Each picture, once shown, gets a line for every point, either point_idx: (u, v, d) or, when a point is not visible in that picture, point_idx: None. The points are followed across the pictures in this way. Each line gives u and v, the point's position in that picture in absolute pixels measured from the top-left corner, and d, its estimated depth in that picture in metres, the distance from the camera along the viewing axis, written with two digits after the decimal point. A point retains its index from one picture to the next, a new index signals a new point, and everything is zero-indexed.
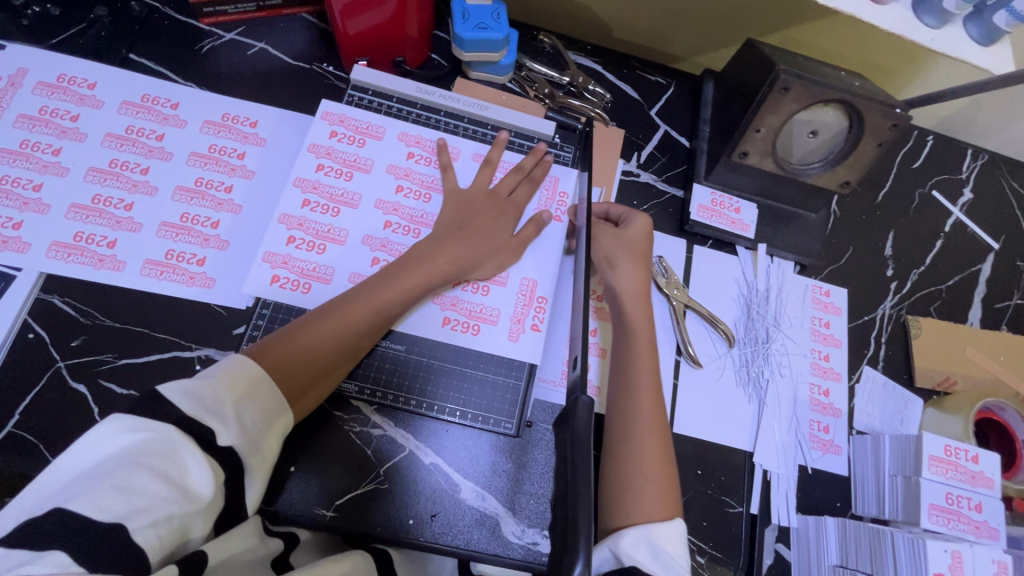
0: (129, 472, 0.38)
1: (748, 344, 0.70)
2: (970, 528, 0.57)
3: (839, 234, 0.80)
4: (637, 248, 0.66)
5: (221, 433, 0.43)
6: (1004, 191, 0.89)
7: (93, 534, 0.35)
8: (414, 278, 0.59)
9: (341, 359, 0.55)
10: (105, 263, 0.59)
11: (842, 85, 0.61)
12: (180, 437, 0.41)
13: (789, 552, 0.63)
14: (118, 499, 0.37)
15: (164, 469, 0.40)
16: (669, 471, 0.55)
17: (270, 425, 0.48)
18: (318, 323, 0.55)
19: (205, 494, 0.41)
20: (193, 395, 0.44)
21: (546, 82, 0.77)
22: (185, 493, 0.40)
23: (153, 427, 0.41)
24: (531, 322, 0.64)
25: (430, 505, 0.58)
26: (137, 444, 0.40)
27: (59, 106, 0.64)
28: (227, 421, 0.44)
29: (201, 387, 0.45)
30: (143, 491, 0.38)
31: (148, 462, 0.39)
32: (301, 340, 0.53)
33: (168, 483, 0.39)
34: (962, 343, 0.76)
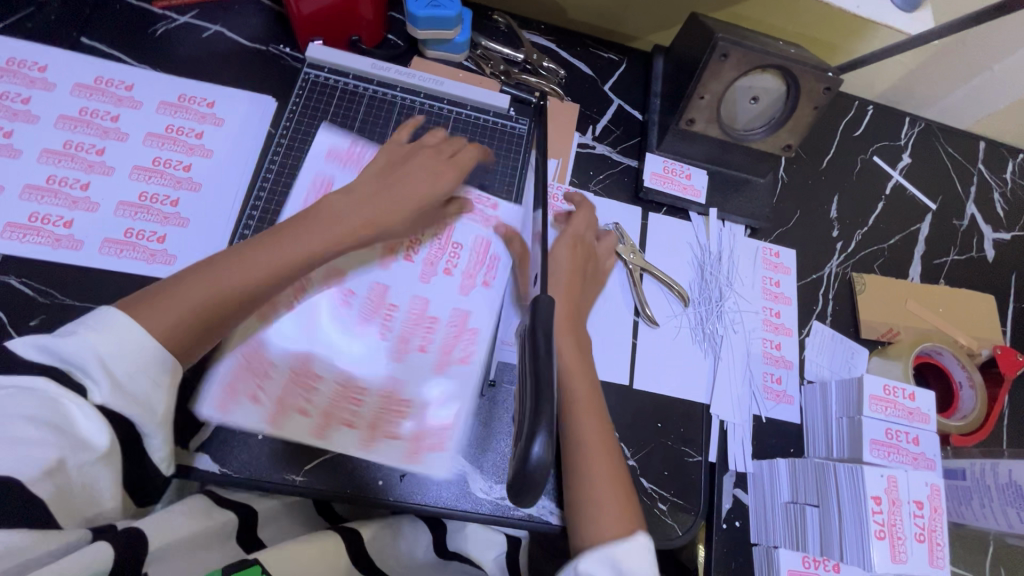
0: (12, 425, 0.39)
1: (703, 304, 0.73)
2: (908, 459, 0.60)
3: (787, 199, 0.84)
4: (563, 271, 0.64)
5: (96, 389, 0.42)
6: (941, 155, 0.94)
7: None
8: (330, 233, 0.55)
9: (230, 318, 0.51)
10: (62, 243, 0.59)
11: (778, 51, 0.65)
12: (58, 389, 0.41)
13: (747, 495, 0.66)
14: (4, 451, 0.38)
15: (51, 419, 0.40)
16: (620, 483, 0.55)
17: (151, 374, 0.45)
18: (214, 275, 0.50)
19: (98, 443, 0.41)
20: (61, 354, 0.42)
21: (501, 60, 0.79)
22: (75, 441, 0.41)
23: (25, 384, 0.41)
24: (482, 278, 0.63)
25: (399, 465, 0.59)
26: (13, 399, 0.40)
27: (10, 89, 0.63)
28: (96, 376, 0.42)
29: (68, 342, 0.42)
30: (31, 441, 0.39)
31: (32, 414, 0.40)
32: (197, 292, 0.49)
33: (56, 431, 0.40)
34: (904, 297, 0.81)
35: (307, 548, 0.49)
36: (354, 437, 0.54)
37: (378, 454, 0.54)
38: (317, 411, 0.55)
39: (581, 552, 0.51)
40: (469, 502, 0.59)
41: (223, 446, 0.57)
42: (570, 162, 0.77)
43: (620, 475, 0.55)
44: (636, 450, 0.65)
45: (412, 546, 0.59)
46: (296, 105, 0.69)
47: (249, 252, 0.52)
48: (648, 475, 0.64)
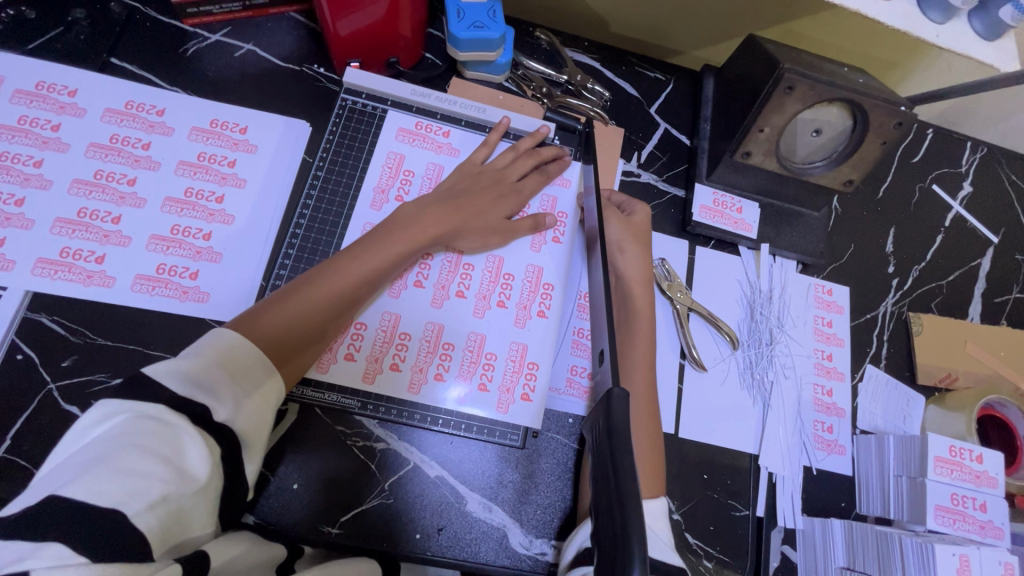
0: (121, 453, 0.37)
1: (752, 346, 0.70)
2: (975, 528, 0.57)
3: (841, 231, 0.79)
4: (640, 233, 0.66)
5: (216, 407, 0.44)
6: (1004, 183, 0.89)
7: (89, 520, 0.33)
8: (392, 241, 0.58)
9: (333, 322, 0.55)
10: (94, 280, 0.57)
11: (847, 84, 0.60)
12: (174, 416, 0.41)
13: (796, 553, 0.63)
14: (113, 483, 0.35)
15: (160, 449, 0.39)
16: (659, 454, 0.57)
17: (262, 392, 0.48)
18: (311, 284, 0.54)
19: (200, 474, 0.40)
20: (180, 373, 0.44)
21: (543, 81, 0.75)
22: (180, 473, 0.39)
23: (142, 408, 0.40)
24: (537, 308, 0.64)
25: (436, 518, 0.57)
26: (128, 423, 0.39)
27: (39, 115, 0.61)
28: (220, 396, 0.45)
29: (191, 367, 0.45)
30: (141, 472, 0.37)
31: (144, 441, 0.38)
32: (298, 303, 0.53)
33: (165, 462, 0.39)
34: (963, 339, 0.77)
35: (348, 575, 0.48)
36: (401, 379, 0.60)
37: (425, 399, 0.59)
38: (365, 354, 0.60)
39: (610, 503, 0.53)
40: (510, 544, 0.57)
41: (259, 495, 0.55)
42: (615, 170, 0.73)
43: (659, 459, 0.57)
44: (680, 504, 0.62)
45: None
46: (334, 134, 0.66)
47: (345, 262, 0.56)
48: (693, 530, 0.62)
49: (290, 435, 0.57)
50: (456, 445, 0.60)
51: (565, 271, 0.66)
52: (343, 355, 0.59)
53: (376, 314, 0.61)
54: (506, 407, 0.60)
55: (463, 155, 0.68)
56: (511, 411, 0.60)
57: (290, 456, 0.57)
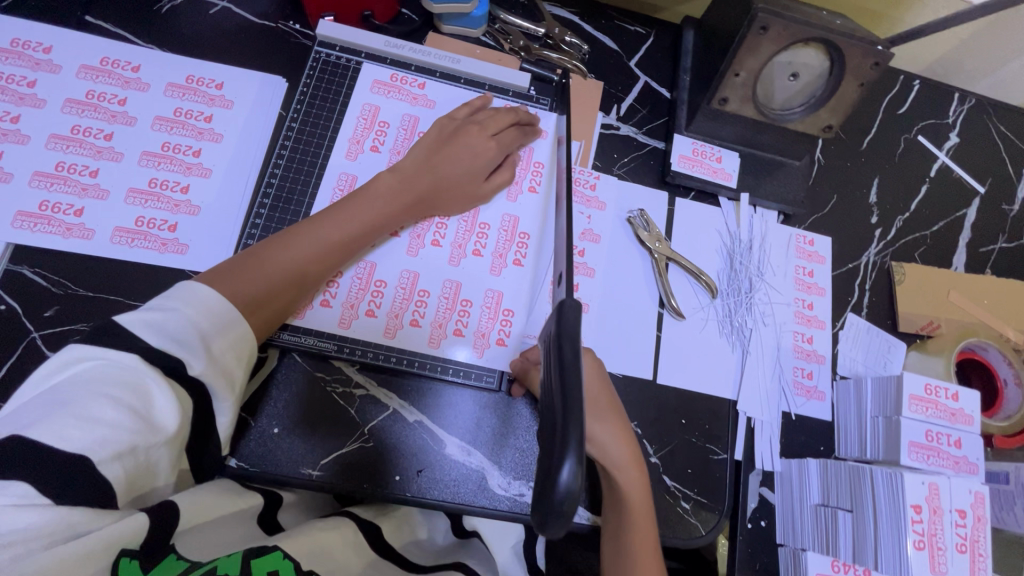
0: (88, 400, 0.38)
1: (731, 295, 0.70)
2: (949, 463, 0.57)
3: (823, 182, 0.79)
4: (602, 402, 0.57)
5: (189, 360, 0.43)
6: (992, 134, 0.88)
7: (56, 463, 0.36)
8: (374, 204, 0.59)
9: (319, 272, 0.56)
10: (74, 232, 0.58)
11: (823, 23, 0.60)
12: (145, 366, 0.41)
13: (774, 495, 0.64)
14: (80, 429, 0.37)
15: (129, 399, 0.39)
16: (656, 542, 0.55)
17: (238, 347, 0.47)
18: (298, 234, 0.55)
19: (170, 426, 0.41)
20: (153, 323, 0.43)
21: (521, 34, 0.75)
22: (149, 425, 0.40)
23: (113, 357, 0.41)
24: (514, 257, 0.65)
25: (415, 461, 0.58)
26: (97, 370, 0.40)
27: (15, 72, 0.61)
28: (192, 349, 0.44)
29: (165, 317, 0.44)
30: (107, 420, 0.38)
31: (112, 391, 0.39)
32: (279, 262, 0.53)
33: (132, 412, 0.39)
34: (947, 288, 0.76)
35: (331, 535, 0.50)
36: (377, 325, 0.60)
37: (401, 343, 0.60)
38: (341, 301, 0.61)
39: None
40: (488, 482, 0.58)
41: (239, 438, 0.56)
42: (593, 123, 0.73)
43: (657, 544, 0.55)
44: (658, 448, 0.63)
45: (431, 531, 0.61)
46: (307, 87, 0.66)
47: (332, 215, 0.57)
48: (671, 473, 0.62)
49: (269, 383, 0.58)
50: (434, 388, 0.61)
51: (541, 219, 0.66)
52: (320, 300, 0.60)
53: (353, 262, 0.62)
54: (482, 351, 0.61)
55: (439, 108, 0.68)
56: (486, 355, 0.61)
57: (271, 401, 0.58)
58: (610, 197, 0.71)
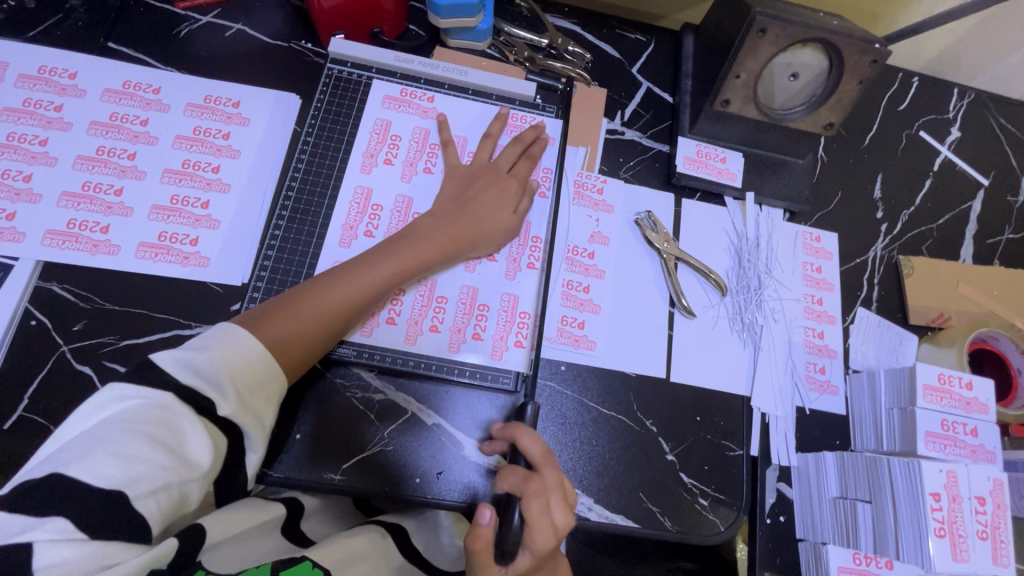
0: (127, 439, 0.39)
1: (740, 293, 0.71)
2: (966, 452, 0.57)
3: (827, 180, 0.80)
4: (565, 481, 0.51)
5: (219, 402, 0.44)
6: (993, 127, 0.89)
7: (94, 500, 0.37)
8: (405, 250, 0.59)
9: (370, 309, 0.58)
10: (100, 248, 0.60)
11: (821, 24, 0.61)
12: (179, 406, 0.42)
13: (791, 490, 0.64)
14: (117, 467, 0.38)
15: (165, 439, 0.40)
16: None
17: (267, 390, 0.48)
18: (361, 267, 0.57)
19: (204, 463, 0.42)
20: (189, 364, 0.45)
21: (525, 46, 0.77)
22: (183, 461, 0.41)
23: (152, 396, 0.42)
24: (526, 260, 0.66)
25: (435, 463, 0.59)
26: (135, 409, 0.41)
27: (42, 97, 0.64)
28: (223, 390, 0.45)
29: (200, 359, 0.45)
30: (143, 458, 0.39)
31: (148, 429, 0.40)
32: (303, 306, 0.54)
33: (167, 450, 0.40)
34: (956, 280, 0.77)
35: (353, 542, 0.51)
36: (397, 332, 0.62)
37: (420, 349, 0.61)
38: None
39: None
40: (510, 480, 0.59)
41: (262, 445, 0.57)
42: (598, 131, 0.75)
43: None
44: (674, 445, 0.63)
45: None
46: (320, 103, 0.68)
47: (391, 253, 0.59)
48: (688, 470, 0.63)
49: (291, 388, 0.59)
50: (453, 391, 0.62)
51: (551, 223, 0.68)
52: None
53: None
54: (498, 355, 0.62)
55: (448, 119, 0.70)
56: (504, 358, 0.62)
57: (296, 406, 0.59)
58: (617, 200, 0.73)
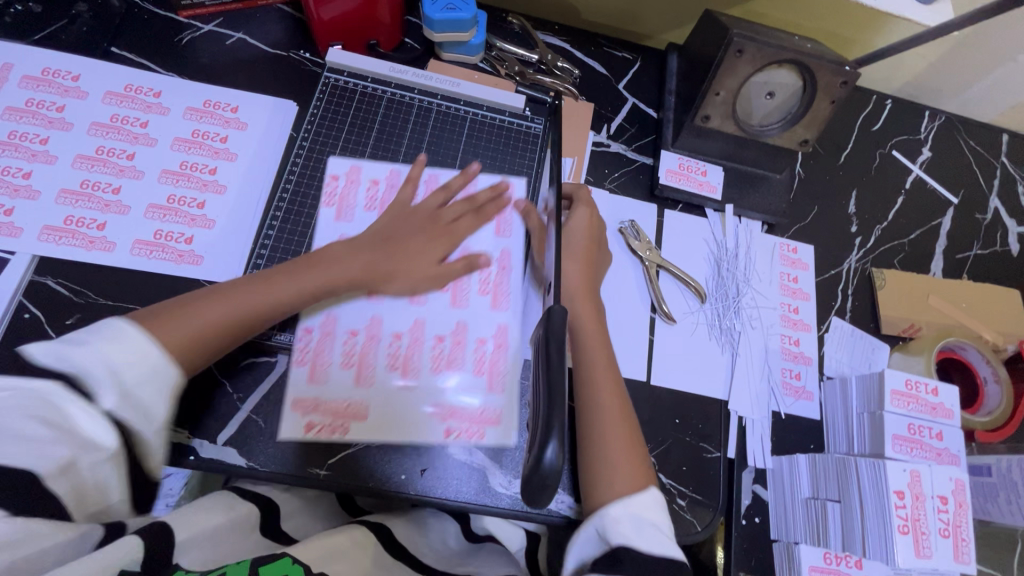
0: (23, 424, 0.43)
1: (719, 300, 0.73)
2: (931, 455, 0.60)
3: (804, 194, 0.83)
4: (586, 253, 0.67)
5: (101, 394, 0.46)
6: (962, 148, 0.93)
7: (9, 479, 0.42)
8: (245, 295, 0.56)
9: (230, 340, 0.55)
10: (96, 245, 0.61)
11: (794, 47, 0.65)
12: (64, 392, 0.45)
13: (767, 492, 0.66)
14: (16, 448, 0.43)
15: (59, 425, 0.44)
16: (636, 436, 0.58)
17: (156, 383, 0.48)
18: (219, 295, 0.55)
19: (108, 442, 0.45)
20: (61, 358, 0.46)
21: (516, 61, 0.80)
22: (83, 441, 0.45)
23: (26, 386, 0.44)
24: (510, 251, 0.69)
25: (419, 461, 0.60)
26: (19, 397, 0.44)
27: (45, 98, 0.66)
28: (106, 383, 0.46)
29: (74, 353, 0.46)
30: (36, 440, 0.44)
31: (41, 414, 0.44)
32: (171, 320, 0.52)
33: (57, 430, 0.44)
34: (926, 292, 0.80)
35: (338, 539, 0.52)
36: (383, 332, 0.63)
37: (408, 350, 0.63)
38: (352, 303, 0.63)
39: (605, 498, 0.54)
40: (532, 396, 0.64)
41: (248, 439, 0.58)
42: (585, 146, 0.78)
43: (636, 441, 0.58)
44: (654, 447, 0.65)
45: (442, 535, 0.63)
46: (317, 110, 0.71)
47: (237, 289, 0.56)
48: (666, 470, 0.64)
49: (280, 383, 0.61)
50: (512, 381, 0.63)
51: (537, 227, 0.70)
52: (340, 363, 0.60)
53: (386, 313, 0.63)
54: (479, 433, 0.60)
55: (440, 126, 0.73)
56: (505, 281, 0.67)
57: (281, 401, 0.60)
58: (602, 210, 0.75)
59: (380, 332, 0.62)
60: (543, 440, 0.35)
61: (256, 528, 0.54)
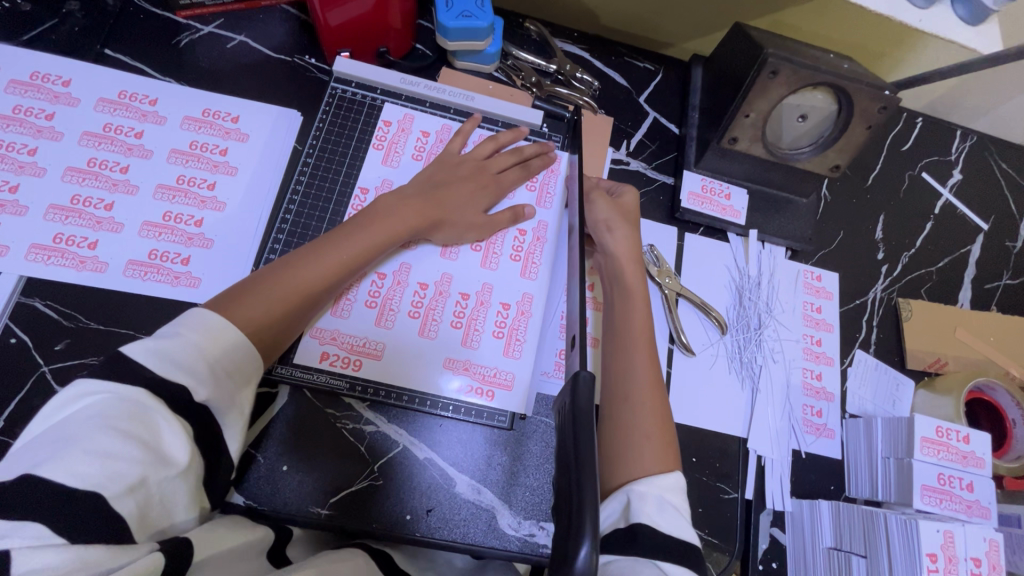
0: (100, 435, 0.37)
1: (740, 331, 0.70)
2: (961, 507, 0.57)
3: (830, 218, 0.80)
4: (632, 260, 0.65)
5: (197, 388, 0.44)
6: (994, 171, 0.89)
7: (70, 499, 0.35)
8: (313, 268, 0.54)
9: (301, 314, 0.54)
10: (87, 265, 0.58)
11: (832, 69, 0.61)
12: (153, 401, 0.41)
13: (785, 535, 0.63)
14: (92, 464, 0.36)
15: (139, 433, 0.39)
16: (666, 422, 0.56)
17: (246, 371, 0.48)
18: (291, 267, 0.53)
19: (181, 458, 0.41)
20: (161, 352, 0.43)
21: (533, 70, 0.76)
22: (161, 457, 0.40)
23: (119, 389, 0.40)
24: (525, 270, 0.66)
25: (425, 499, 0.57)
26: (99, 403, 0.39)
27: (34, 105, 0.62)
28: (201, 374, 0.44)
29: (170, 343, 0.44)
30: (117, 454, 0.37)
31: (120, 424, 0.38)
32: (256, 298, 0.50)
33: (142, 445, 0.39)
34: (954, 324, 0.77)
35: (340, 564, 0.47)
36: (388, 363, 0.60)
37: (415, 383, 0.60)
38: (357, 326, 0.61)
39: (626, 479, 0.52)
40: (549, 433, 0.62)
41: (247, 477, 0.55)
42: (604, 166, 0.74)
43: (668, 418, 0.56)
44: None
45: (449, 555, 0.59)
46: (323, 123, 0.67)
47: (310, 257, 0.54)
48: None
49: (277, 418, 0.58)
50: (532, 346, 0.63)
51: (553, 250, 0.67)
52: (363, 301, 0.62)
53: (399, 310, 0.62)
54: (490, 393, 0.61)
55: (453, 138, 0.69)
56: (537, 275, 0.66)
57: (281, 437, 0.57)
58: None
59: (407, 279, 0.63)
60: (572, 541, 0.32)
61: (264, 548, 0.49)
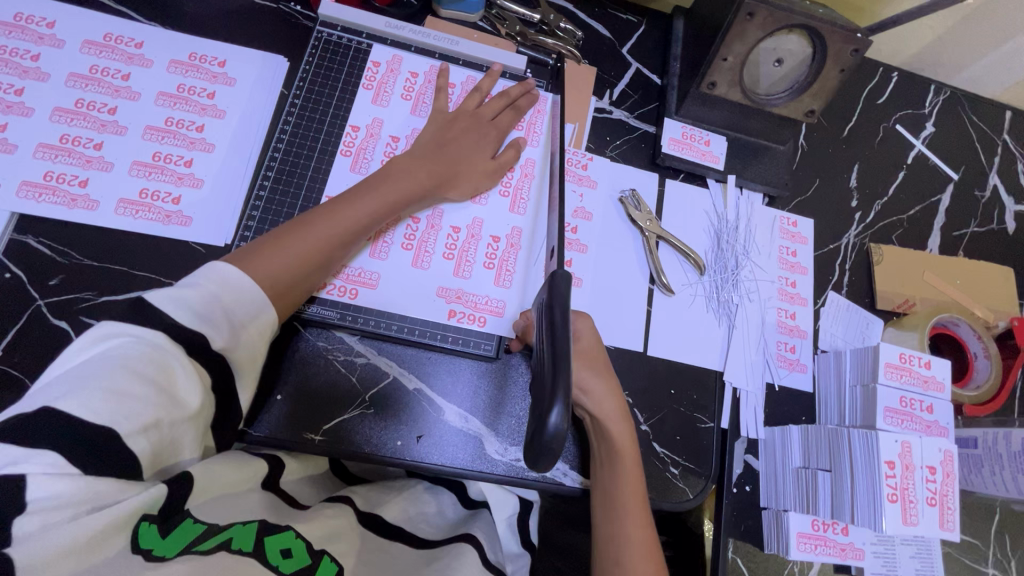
0: (116, 375, 0.39)
1: (718, 272, 0.73)
2: (921, 427, 0.61)
3: (806, 166, 0.82)
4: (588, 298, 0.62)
5: (214, 335, 0.45)
6: (965, 124, 0.92)
7: (85, 432, 0.37)
8: (330, 228, 0.55)
9: (319, 273, 0.55)
10: (78, 203, 0.59)
11: (805, 11, 0.62)
12: (171, 346, 0.43)
13: (758, 462, 0.67)
14: (107, 402, 0.38)
15: (154, 376, 0.41)
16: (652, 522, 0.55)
17: (259, 325, 0.49)
18: (305, 226, 0.54)
19: (192, 403, 0.43)
20: (179, 300, 0.45)
21: (517, 20, 0.77)
22: (173, 400, 0.42)
23: (138, 333, 0.42)
24: (513, 205, 0.68)
25: (415, 427, 0.60)
26: (118, 347, 0.41)
27: (19, 46, 0.62)
28: (217, 325, 0.46)
29: (189, 293, 0.45)
30: (132, 395, 0.39)
31: (136, 365, 0.40)
32: (277, 255, 0.52)
33: (156, 388, 0.41)
34: (922, 268, 0.80)
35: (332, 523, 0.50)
36: (378, 296, 0.62)
37: (405, 314, 0.62)
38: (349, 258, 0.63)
39: None
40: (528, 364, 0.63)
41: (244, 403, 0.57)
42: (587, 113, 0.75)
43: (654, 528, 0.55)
44: (648, 416, 0.65)
45: (441, 507, 0.62)
46: (310, 66, 0.68)
47: (326, 217, 0.55)
48: (661, 439, 0.65)
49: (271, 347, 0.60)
50: (521, 277, 0.65)
51: (538, 187, 0.69)
52: None
53: (392, 251, 0.64)
54: (481, 320, 0.63)
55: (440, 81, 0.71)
56: (521, 211, 0.68)
57: (276, 366, 0.59)
58: (602, 177, 0.74)
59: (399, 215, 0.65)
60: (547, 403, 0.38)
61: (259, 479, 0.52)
